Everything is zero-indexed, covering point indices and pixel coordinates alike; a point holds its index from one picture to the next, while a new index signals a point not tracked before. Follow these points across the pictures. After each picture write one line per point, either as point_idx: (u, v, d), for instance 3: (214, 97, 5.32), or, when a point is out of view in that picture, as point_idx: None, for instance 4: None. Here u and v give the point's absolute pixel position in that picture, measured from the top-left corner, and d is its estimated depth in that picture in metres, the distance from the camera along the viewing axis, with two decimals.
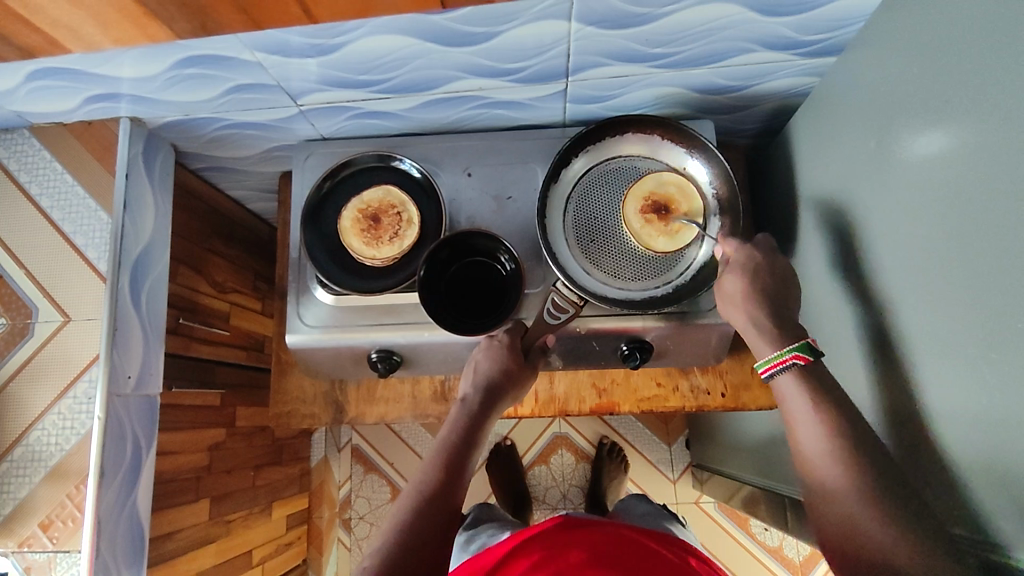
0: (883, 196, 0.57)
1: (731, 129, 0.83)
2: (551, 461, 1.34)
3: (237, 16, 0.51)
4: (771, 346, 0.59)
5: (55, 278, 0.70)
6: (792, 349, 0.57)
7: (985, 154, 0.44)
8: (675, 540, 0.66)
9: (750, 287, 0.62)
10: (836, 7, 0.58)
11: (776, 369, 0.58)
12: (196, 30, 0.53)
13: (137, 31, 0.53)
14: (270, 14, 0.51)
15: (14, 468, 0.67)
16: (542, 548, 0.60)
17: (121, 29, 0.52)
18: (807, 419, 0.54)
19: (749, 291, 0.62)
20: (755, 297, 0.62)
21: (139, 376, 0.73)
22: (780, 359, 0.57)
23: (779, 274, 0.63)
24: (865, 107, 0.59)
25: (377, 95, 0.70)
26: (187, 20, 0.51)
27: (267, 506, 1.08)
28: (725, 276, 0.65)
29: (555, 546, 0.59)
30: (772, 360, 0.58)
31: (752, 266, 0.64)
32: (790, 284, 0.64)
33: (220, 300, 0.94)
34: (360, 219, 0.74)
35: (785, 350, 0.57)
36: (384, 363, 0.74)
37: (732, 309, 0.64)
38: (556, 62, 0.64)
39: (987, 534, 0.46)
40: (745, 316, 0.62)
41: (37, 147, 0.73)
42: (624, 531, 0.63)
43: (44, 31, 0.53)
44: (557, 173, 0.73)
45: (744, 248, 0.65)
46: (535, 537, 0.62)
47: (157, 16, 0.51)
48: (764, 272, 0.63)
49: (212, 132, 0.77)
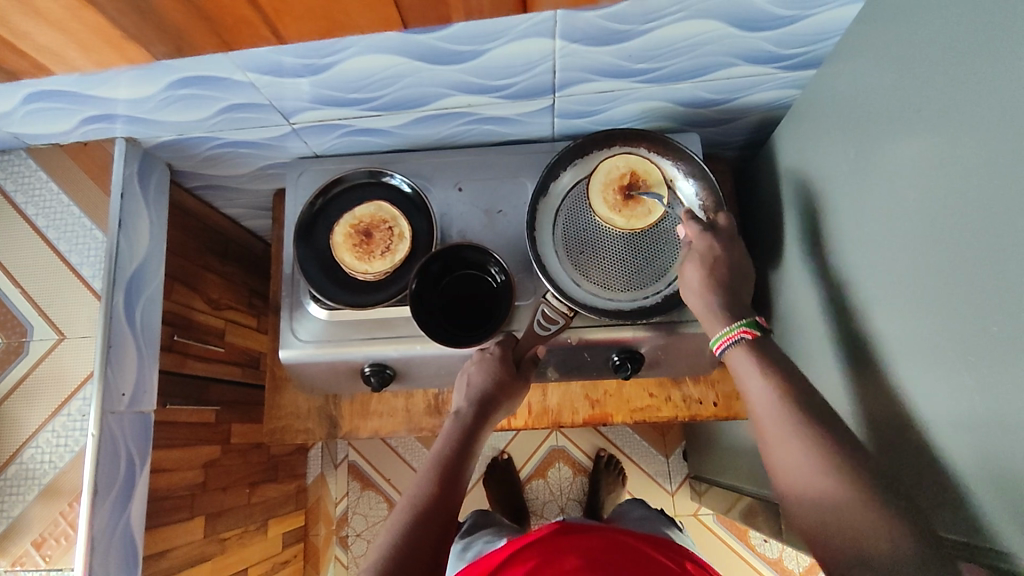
0: (863, 204, 0.58)
1: (718, 141, 0.84)
2: (548, 474, 1.34)
3: (211, 39, 0.53)
4: (722, 323, 0.62)
5: (49, 296, 0.71)
6: (741, 324, 0.60)
7: (959, 163, 0.45)
8: (673, 543, 0.65)
9: (706, 275, 0.64)
10: (815, 21, 0.60)
11: (727, 346, 0.60)
12: (172, 52, 0.55)
13: (117, 54, 0.54)
14: (242, 36, 0.53)
15: (8, 487, 0.67)
16: (537, 554, 0.60)
17: (101, 53, 0.54)
18: (758, 394, 0.56)
19: (707, 280, 0.64)
20: (714, 286, 0.64)
21: (133, 394, 0.74)
22: (730, 336, 0.60)
23: (735, 263, 0.65)
24: (844, 118, 0.61)
25: (369, 113, 0.71)
26: (163, 44, 0.53)
27: (263, 524, 1.08)
28: (683, 266, 0.66)
29: (551, 554, 0.59)
30: (723, 336, 0.61)
31: (709, 256, 0.65)
32: (744, 273, 0.66)
33: (215, 317, 0.94)
34: (352, 235, 0.74)
35: (734, 326, 0.60)
36: (377, 377, 0.74)
37: (690, 299, 0.65)
38: (543, 78, 0.66)
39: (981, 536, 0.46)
40: (700, 302, 0.64)
41: (33, 167, 0.74)
42: (621, 536, 0.63)
43: (30, 55, 0.54)
44: (545, 186, 0.74)
45: (703, 236, 0.67)
46: (530, 544, 0.62)
47: (138, 40, 0.52)
48: (720, 262, 0.65)
49: (207, 151, 0.78)
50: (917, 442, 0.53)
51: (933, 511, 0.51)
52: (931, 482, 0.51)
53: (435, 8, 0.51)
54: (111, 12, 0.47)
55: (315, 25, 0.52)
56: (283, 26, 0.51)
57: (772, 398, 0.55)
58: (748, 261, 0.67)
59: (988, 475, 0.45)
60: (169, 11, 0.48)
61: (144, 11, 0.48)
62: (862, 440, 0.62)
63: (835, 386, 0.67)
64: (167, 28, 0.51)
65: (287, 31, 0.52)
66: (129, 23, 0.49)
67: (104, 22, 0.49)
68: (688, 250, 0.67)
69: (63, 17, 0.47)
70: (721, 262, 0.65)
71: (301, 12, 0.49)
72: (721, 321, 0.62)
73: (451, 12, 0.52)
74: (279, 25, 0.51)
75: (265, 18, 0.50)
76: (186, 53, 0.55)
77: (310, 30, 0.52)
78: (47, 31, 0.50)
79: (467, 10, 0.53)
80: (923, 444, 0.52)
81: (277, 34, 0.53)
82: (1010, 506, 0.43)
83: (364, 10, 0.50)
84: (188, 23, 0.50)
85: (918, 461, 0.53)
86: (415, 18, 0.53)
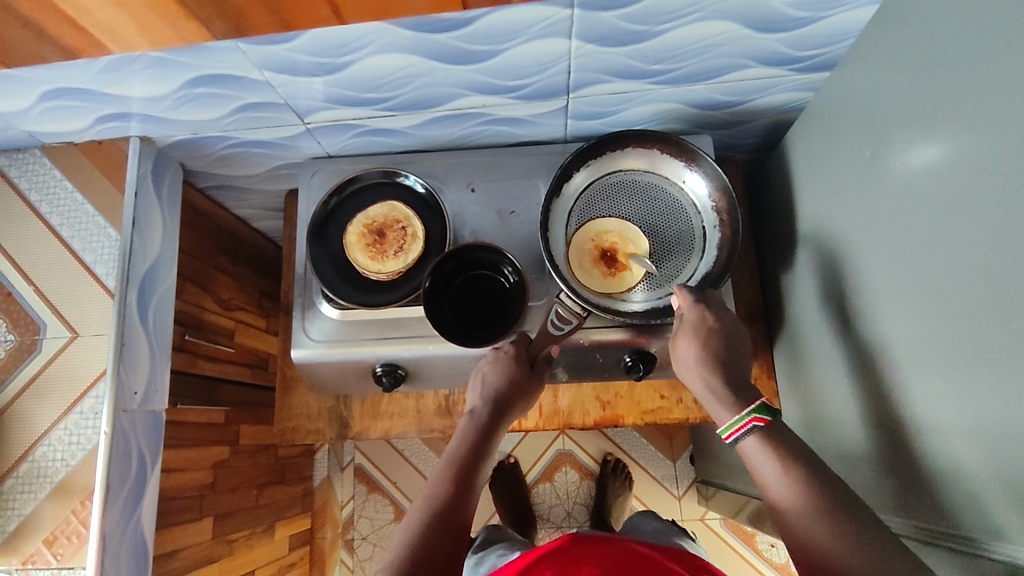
0: (876, 206, 0.59)
1: (730, 144, 0.84)
2: (555, 478, 1.34)
3: (269, 19, 0.51)
4: (731, 412, 0.59)
5: (63, 294, 0.71)
6: (751, 411, 0.57)
7: (975, 165, 0.45)
8: (686, 553, 0.62)
9: (703, 351, 0.63)
10: (829, 22, 0.60)
11: (739, 435, 0.57)
12: (230, 31, 0.53)
13: (174, 33, 0.53)
14: (300, 15, 0.51)
15: (18, 485, 0.67)
16: (553, 566, 0.57)
17: (158, 31, 0.53)
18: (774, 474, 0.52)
19: (705, 358, 0.62)
20: (711, 363, 0.62)
21: (145, 393, 0.73)
22: (741, 423, 0.57)
23: (730, 337, 0.64)
24: (857, 119, 0.61)
25: (383, 113, 0.71)
26: (222, 21, 0.52)
27: (270, 525, 1.07)
28: (677, 340, 0.65)
29: (567, 565, 0.57)
30: (733, 425, 0.57)
31: (707, 331, 0.64)
32: (738, 348, 0.64)
33: (226, 317, 0.95)
34: (365, 234, 0.75)
35: (745, 414, 0.57)
36: (389, 377, 0.74)
37: (688, 376, 0.64)
38: (557, 79, 0.66)
39: (997, 538, 0.46)
40: (704, 384, 0.62)
41: (47, 166, 0.74)
42: (634, 547, 0.61)
43: (88, 32, 0.53)
44: (558, 187, 0.74)
45: (695, 307, 0.65)
46: (547, 554, 0.59)
47: (196, 17, 0.51)
48: (716, 336, 0.64)
49: (221, 150, 0.78)
50: (931, 444, 0.53)
51: (944, 510, 0.52)
52: (945, 484, 0.51)
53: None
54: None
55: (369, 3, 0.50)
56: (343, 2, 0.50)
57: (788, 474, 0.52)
58: (741, 328, 0.66)
59: (997, 474, 0.45)
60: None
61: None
62: (872, 442, 0.62)
63: (844, 388, 0.67)
64: (225, 4, 0.49)
65: (346, 9, 0.51)
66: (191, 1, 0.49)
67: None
68: (681, 323, 0.66)
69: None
70: (717, 337, 0.64)
71: None
72: (727, 408, 0.59)
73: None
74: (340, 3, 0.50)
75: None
76: (244, 32, 0.53)
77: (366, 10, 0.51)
78: (107, 7, 0.49)
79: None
80: (935, 445, 0.52)
81: (336, 14, 0.51)
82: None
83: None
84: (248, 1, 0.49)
85: (932, 464, 0.53)
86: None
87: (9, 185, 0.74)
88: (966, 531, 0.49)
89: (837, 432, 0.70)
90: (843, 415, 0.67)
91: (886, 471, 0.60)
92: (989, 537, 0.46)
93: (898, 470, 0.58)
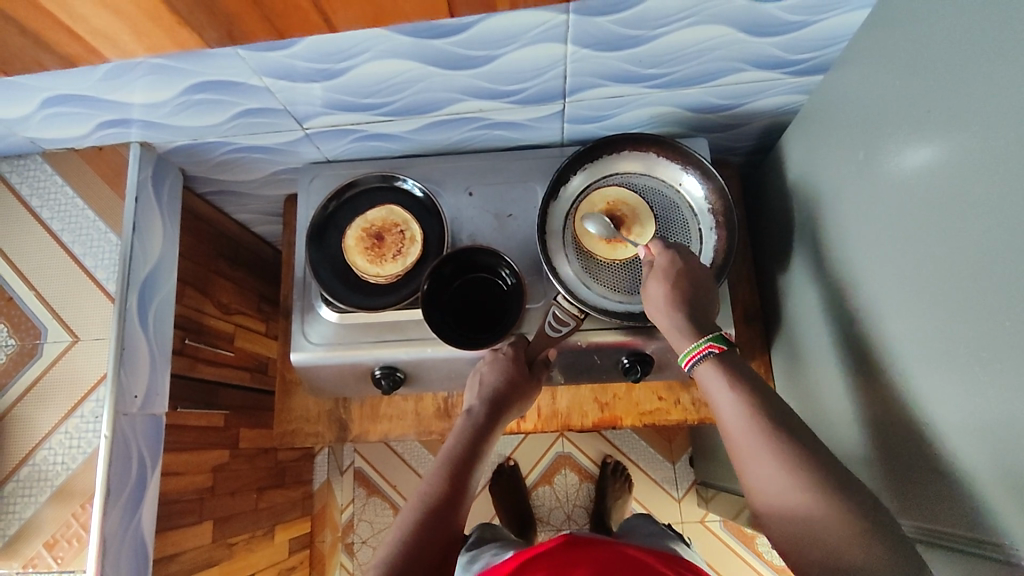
0: (871, 208, 0.59)
1: (726, 146, 0.85)
2: (554, 481, 1.34)
3: (261, 25, 0.53)
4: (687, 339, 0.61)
5: (63, 299, 0.71)
6: (708, 339, 0.59)
7: (968, 166, 0.46)
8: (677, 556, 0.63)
9: (670, 290, 0.63)
10: (821, 26, 0.61)
11: (695, 360, 0.59)
12: (224, 39, 0.55)
13: (168, 39, 0.55)
14: (292, 22, 0.53)
15: (20, 488, 0.67)
16: (547, 566, 0.58)
17: (154, 38, 0.54)
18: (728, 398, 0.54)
19: (671, 297, 0.63)
20: (676, 301, 0.63)
21: (145, 397, 0.74)
22: (698, 351, 0.59)
23: (698, 279, 0.65)
24: (852, 122, 0.61)
25: (381, 118, 0.72)
26: (216, 28, 0.53)
27: (270, 529, 1.07)
28: (648, 282, 0.66)
29: (561, 565, 0.57)
30: (692, 351, 0.59)
31: (673, 270, 0.65)
32: (707, 292, 0.65)
33: (225, 321, 0.95)
34: (364, 238, 0.76)
35: (700, 341, 0.59)
36: (387, 380, 0.74)
37: (656, 315, 0.64)
38: (554, 83, 0.67)
39: (996, 536, 0.46)
40: (666, 318, 0.63)
41: (48, 171, 0.75)
42: (624, 549, 0.61)
43: (84, 39, 0.54)
44: (556, 190, 0.75)
45: (665, 252, 0.66)
46: (540, 555, 0.60)
47: (189, 24, 0.52)
48: (682, 276, 0.65)
49: (220, 155, 0.79)
50: (927, 444, 0.53)
51: (945, 510, 0.52)
52: (943, 483, 0.51)
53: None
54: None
55: (360, 11, 0.52)
56: (331, 10, 0.51)
57: (741, 400, 0.54)
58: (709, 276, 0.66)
59: (994, 473, 0.45)
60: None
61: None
62: (872, 443, 0.62)
63: (843, 390, 0.67)
64: (217, 11, 0.51)
65: (335, 17, 0.52)
66: (181, 5, 0.49)
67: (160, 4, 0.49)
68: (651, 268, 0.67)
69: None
70: (685, 279, 0.64)
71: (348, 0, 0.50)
72: (686, 337, 0.61)
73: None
74: (329, 11, 0.51)
75: (315, 3, 0.50)
76: (236, 38, 0.55)
77: (356, 18, 0.53)
78: (102, 14, 0.50)
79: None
80: (934, 443, 0.52)
81: (326, 21, 0.53)
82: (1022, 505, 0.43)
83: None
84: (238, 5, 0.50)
85: (929, 463, 0.53)
86: (461, 4, 0.52)
87: (7, 188, 0.74)
88: (969, 531, 0.49)
89: (836, 433, 0.70)
90: (842, 416, 0.68)
91: (884, 470, 0.60)
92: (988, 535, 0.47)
93: (897, 470, 0.58)
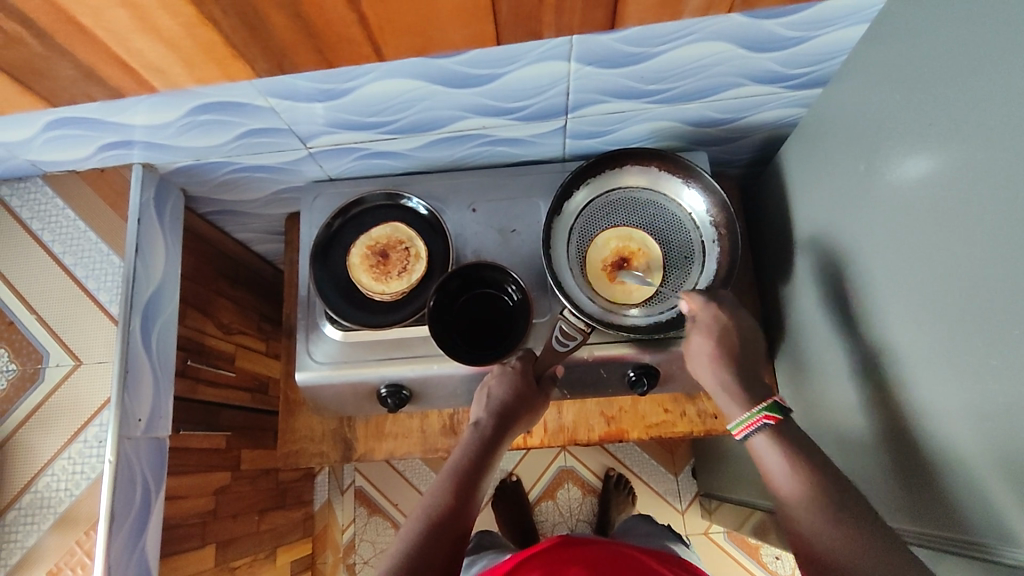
0: (871, 217, 0.60)
1: (725, 159, 0.86)
2: (557, 495, 1.33)
3: (311, 56, 0.53)
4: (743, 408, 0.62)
5: (66, 322, 0.71)
6: (763, 409, 0.60)
7: (970, 175, 0.46)
8: (675, 557, 0.63)
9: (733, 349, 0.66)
10: (819, 41, 0.62)
11: (749, 431, 0.60)
12: (274, 68, 0.55)
13: (220, 71, 0.55)
14: (344, 53, 0.53)
15: (21, 516, 0.66)
16: (539, 566, 0.57)
17: (203, 68, 0.54)
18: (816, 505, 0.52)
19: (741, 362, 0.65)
20: (728, 359, 0.65)
21: (149, 419, 0.73)
22: (754, 420, 0.60)
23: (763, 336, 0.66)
24: (851, 135, 0.62)
25: (385, 136, 0.72)
26: (266, 60, 0.53)
27: (271, 552, 1.06)
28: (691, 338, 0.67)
29: (553, 566, 0.57)
30: (745, 421, 0.61)
31: (717, 325, 0.66)
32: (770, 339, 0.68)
33: (226, 342, 0.94)
34: (369, 255, 0.76)
35: (756, 411, 0.60)
36: (393, 398, 0.74)
37: (700, 372, 0.67)
38: (557, 100, 0.67)
39: (995, 533, 0.46)
40: (715, 382, 0.65)
41: (49, 194, 0.74)
42: (621, 548, 0.61)
43: (134, 74, 0.54)
44: (559, 206, 0.75)
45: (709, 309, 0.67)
46: (534, 555, 0.59)
47: (242, 57, 0.53)
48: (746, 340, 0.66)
49: (223, 176, 0.79)
50: (932, 452, 0.54)
51: (944, 512, 0.53)
52: (945, 486, 0.52)
53: (526, 24, 0.51)
54: (225, 29, 0.48)
55: (412, 39, 0.52)
56: (383, 41, 0.52)
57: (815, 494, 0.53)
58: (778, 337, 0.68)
59: (999, 475, 0.45)
60: (280, 30, 0.49)
61: (255, 28, 0.49)
62: (874, 450, 0.63)
63: (846, 399, 0.67)
64: (271, 44, 0.51)
65: (387, 47, 0.53)
66: (238, 41, 0.50)
67: (216, 38, 0.50)
68: (693, 322, 0.68)
69: (178, 34, 0.48)
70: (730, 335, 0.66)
71: (396, 28, 0.50)
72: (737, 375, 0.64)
73: (542, 28, 0.52)
74: (380, 42, 0.52)
75: (368, 36, 0.51)
76: (286, 70, 0.55)
77: (407, 46, 0.53)
78: (158, 48, 0.50)
79: (559, 27, 0.52)
80: (936, 448, 0.53)
81: (377, 52, 0.54)
82: (1016, 495, 0.44)
83: (462, 28, 0.51)
84: (291, 38, 0.50)
85: (933, 470, 0.53)
86: (510, 36, 0.53)
87: (7, 211, 0.74)
88: (967, 535, 0.50)
89: (838, 441, 0.71)
90: (846, 425, 0.68)
91: (891, 479, 0.61)
92: (987, 534, 0.47)
93: (902, 479, 0.58)
